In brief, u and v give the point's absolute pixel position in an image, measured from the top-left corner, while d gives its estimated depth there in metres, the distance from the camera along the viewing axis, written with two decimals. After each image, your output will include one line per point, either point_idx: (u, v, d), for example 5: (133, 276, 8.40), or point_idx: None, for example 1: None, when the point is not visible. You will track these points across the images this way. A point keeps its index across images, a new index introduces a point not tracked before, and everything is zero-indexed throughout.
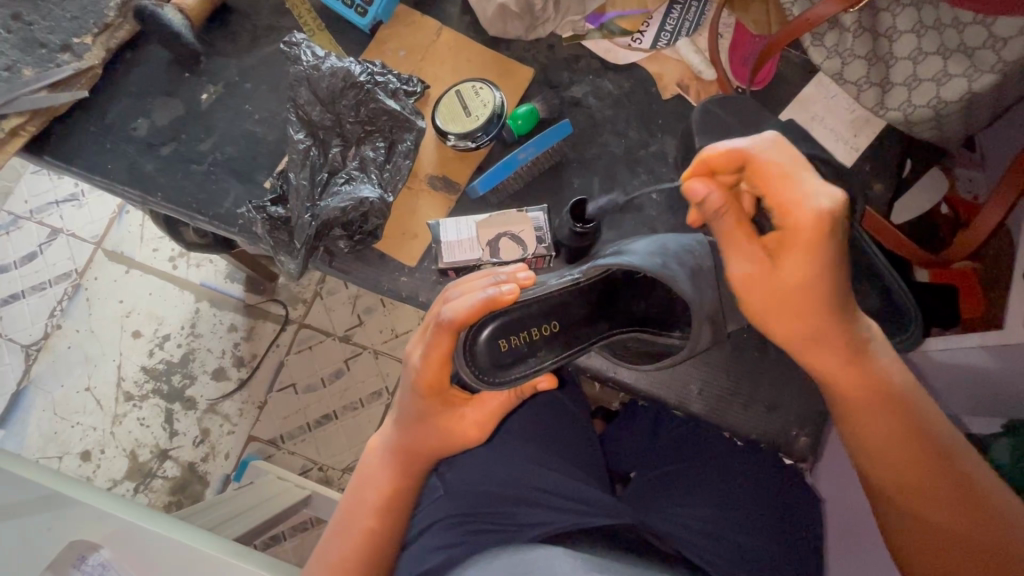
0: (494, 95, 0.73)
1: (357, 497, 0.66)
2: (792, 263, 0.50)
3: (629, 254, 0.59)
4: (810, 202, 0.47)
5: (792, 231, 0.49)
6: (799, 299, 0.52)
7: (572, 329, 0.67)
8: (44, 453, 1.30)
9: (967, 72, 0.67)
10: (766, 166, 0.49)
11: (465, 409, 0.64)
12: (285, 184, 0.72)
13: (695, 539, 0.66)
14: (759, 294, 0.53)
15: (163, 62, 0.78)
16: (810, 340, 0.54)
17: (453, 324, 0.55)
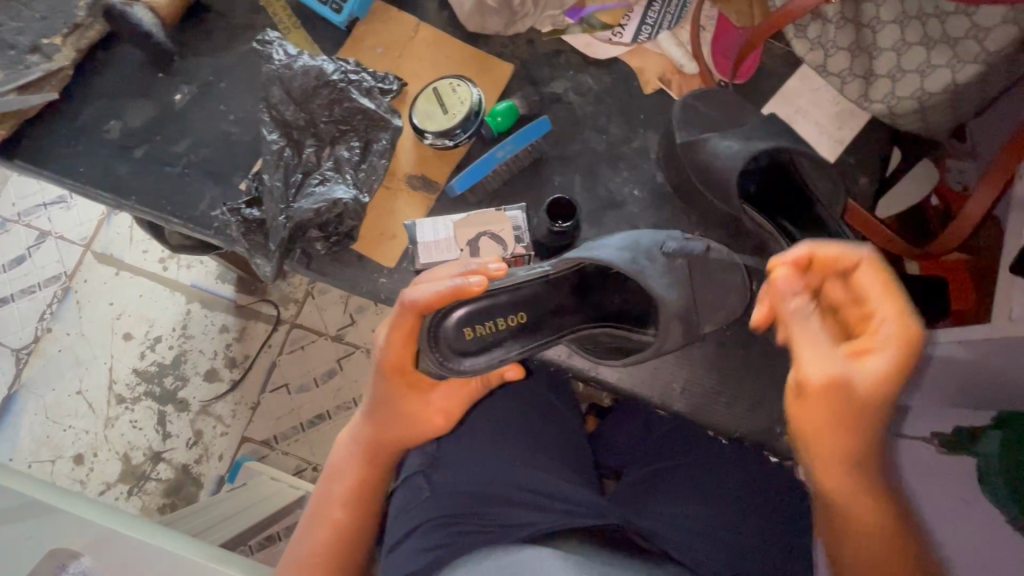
0: (471, 92, 0.72)
1: (328, 489, 0.69)
2: (877, 368, 0.49)
3: (597, 249, 0.62)
4: (908, 319, 0.51)
5: (886, 339, 0.50)
6: (863, 403, 0.49)
7: (541, 322, 0.69)
8: (37, 457, 1.29)
9: (950, 64, 0.66)
10: (864, 279, 0.52)
11: (430, 396, 0.70)
12: (260, 186, 0.72)
13: (681, 538, 0.65)
14: (832, 395, 0.48)
15: (135, 62, 0.77)
16: (850, 442, 0.50)
17: (415, 304, 0.59)
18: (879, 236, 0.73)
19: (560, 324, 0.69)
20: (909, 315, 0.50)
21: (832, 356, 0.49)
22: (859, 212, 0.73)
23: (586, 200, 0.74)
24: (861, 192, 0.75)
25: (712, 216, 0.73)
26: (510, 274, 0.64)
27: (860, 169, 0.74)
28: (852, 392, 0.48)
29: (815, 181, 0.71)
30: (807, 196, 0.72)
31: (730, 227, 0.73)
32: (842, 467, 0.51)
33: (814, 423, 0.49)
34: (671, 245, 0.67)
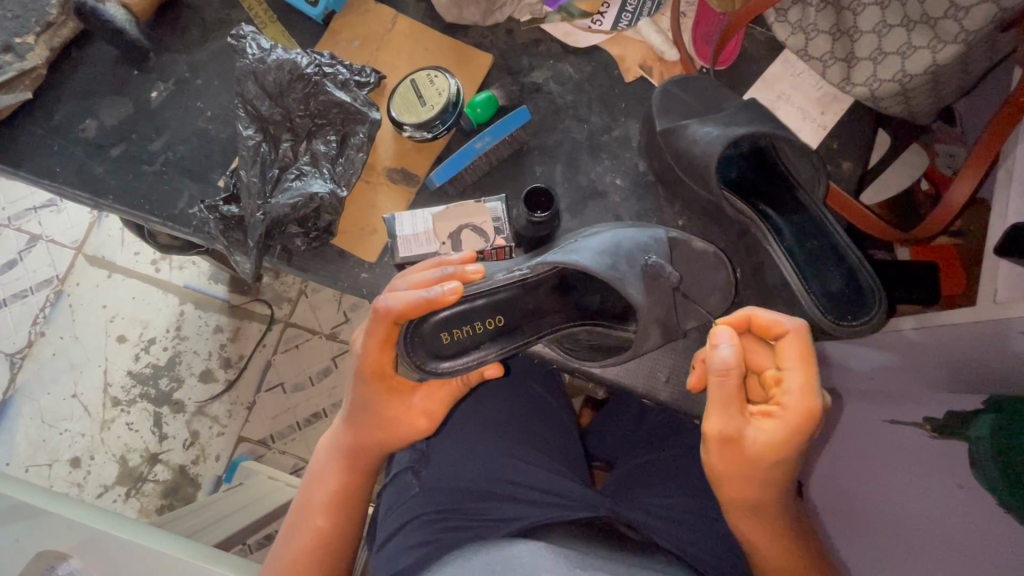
0: (449, 83, 0.71)
1: (308, 496, 0.66)
2: (770, 435, 0.50)
3: (576, 251, 0.62)
4: (817, 398, 0.50)
5: (790, 414, 0.50)
6: (759, 465, 0.51)
7: (521, 323, 0.69)
8: (33, 461, 1.29)
9: (931, 44, 0.65)
10: (788, 350, 0.52)
11: (412, 398, 0.64)
12: (237, 183, 0.71)
13: (672, 530, 0.64)
14: (725, 449, 0.50)
15: (110, 60, 0.76)
16: (750, 493, 0.52)
17: (392, 314, 0.56)
18: (859, 217, 0.73)
19: (539, 323, 0.69)
20: (816, 396, 0.50)
21: (732, 418, 0.50)
22: (841, 197, 0.73)
23: (568, 191, 0.73)
24: (845, 176, 0.74)
25: (694, 204, 0.72)
26: (488, 277, 0.64)
27: (842, 154, 0.73)
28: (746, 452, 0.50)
29: (795, 165, 0.71)
30: (788, 182, 0.73)
31: (713, 215, 0.73)
32: (742, 514, 0.54)
33: (714, 469, 0.52)
34: (651, 243, 0.66)
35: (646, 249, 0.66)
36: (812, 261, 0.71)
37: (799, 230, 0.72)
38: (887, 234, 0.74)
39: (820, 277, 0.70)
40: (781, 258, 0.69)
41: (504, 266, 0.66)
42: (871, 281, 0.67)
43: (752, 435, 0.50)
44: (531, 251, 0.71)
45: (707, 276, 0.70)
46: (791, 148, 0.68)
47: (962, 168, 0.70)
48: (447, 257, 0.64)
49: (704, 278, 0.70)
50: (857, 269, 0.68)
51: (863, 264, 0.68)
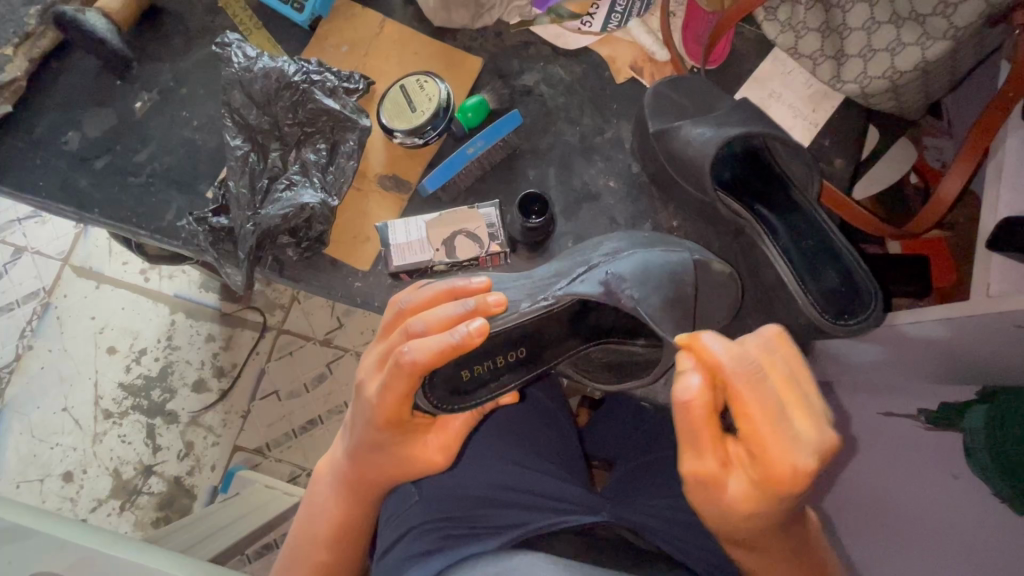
0: (439, 88, 0.70)
1: (308, 528, 0.65)
2: (750, 490, 0.42)
3: (609, 282, 0.58)
4: (800, 453, 0.40)
5: (760, 466, 0.41)
6: (741, 516, 0.43)
7: (541, 352, 0.68)
8: (24, 477, 1.27)
9: (920, 41, 0.65)
10: (749, 402, 0.41)
11: (427, 436, 0.61)
12: (226, 194, 0.70)
13: (673, 530, 0.64)
14: (704, 497, 0.44)
15: (91, 70, 0.75)
16: (738, 532, 0.46)
17: (413, 366, 0.51)
18: (852, 214, 0.73)
19: (557, 347, 0.69)
20: (792, 453, 0.40)
21: (708, 465, 0.42)
22: (835, 194, 0.73)
23: (560, 194, 0.73)
24: (837, 173, 0.74)
25: (689, 205, 0.72)
26: (512, 308, 0.61)
27: (835, 151, 0.73)
28: (723, 503, 0.43)
29: (790, 167, 0.70)
30: (781, 181, 0.73)
31: (707, 217, 0.72)
32: (735, 544, 0.49)
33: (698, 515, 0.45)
34: (674, 263, 0.63)
35: (669, 269, 0.63)
36: (816, 262, 0.71)
37: (801, 231, 0.72)
38: (881, 231, 0.74)
39: (817, 277, 0.70)
40: (779, 259, 0.68)
41: (525, 292, 0.63)
42: (866, 279, 0.67)
43: (728, 484, 0.43)
44: (552, 269, 0.66)
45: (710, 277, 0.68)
46: (789, 148, 0.68)
47: (953, 163, 0.71)
48: (459, 284, 0.58)
49: (709, 288, 0.68)
50: (858, 274, 0.68)
51: (865, 270, 0.67)
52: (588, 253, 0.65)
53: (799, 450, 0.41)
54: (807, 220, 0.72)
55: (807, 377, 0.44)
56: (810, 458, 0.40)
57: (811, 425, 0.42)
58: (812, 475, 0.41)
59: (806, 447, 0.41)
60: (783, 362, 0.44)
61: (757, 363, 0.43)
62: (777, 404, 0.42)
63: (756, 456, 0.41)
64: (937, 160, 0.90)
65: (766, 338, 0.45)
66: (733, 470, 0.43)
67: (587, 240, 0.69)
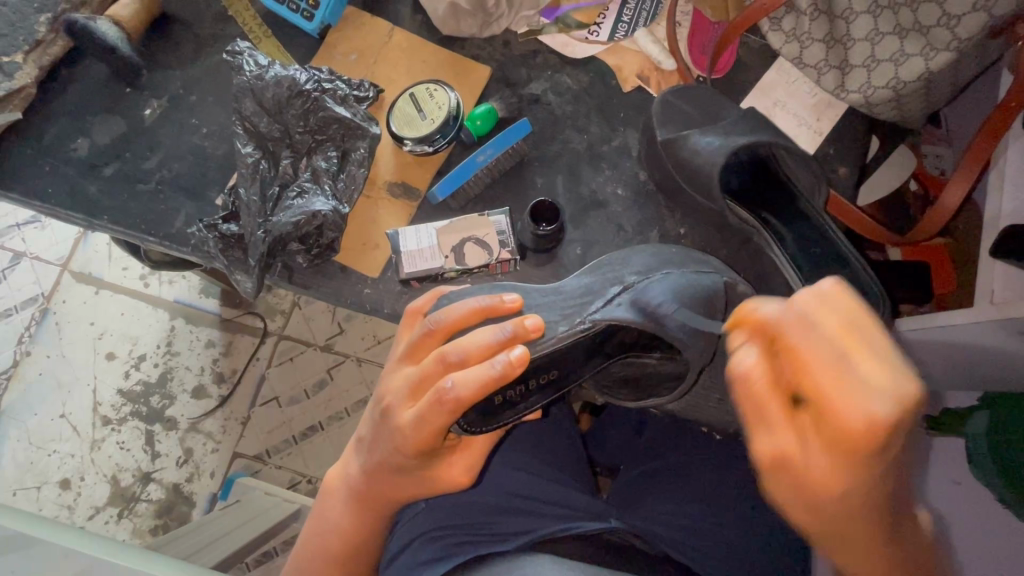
0: (449, 96, 0.71)
1: (318, 544, 0.63)
2: (837, 470, 0.35)
3: (645, 310, 0.60)
4: (874, 402, 0.33)
5: (831, 431, 0.34)
6: (829, 500, 0.37)
7: (571, 373, 0.66)
8: (21, 484, 1.26)
9: (923, 51, 0.66)
10: (810, 358, 0.35)
11: (453, 456, 0.59)
12: (235, 201, 0.70)
13: (680, 536, 0.65)
14: (785, 482, 0.38)
15: (100, 77, 0.75)
16: (832, 526, 0.40)
17: (458, 402, 0.50)
18: (857, 221, 0.74)
19: (584, 368, 0.66)
20: (861, 403, 0.33)
21: (784, 442, 0.37)
22: (840, 203, 0.74)
23: (568, 202, 0.73)
24: (841, 181, 0.74)
25: (696, 213, 0.72)
26: (551, 334, 0.61)
27: (840, 160, 0.74)
28: (807, 487, 0.37)
29: (795, 174, 0.71)
30: (790, 192, 0.73)
31: (715, 225, 0.72)
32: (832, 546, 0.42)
33: (780, 505, 0.39)
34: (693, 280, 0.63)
35: (695, 286, 0.63)
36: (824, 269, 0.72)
37: (806, 240, 0.73)
38: (883, 237, 0.75)
39: (822, 285, 0.72)
40: (787, 266, 0.69)
41: (560, 312, 0.63)
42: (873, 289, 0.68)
43: (806, 461, 0.37)
44: (582, 282, 0.66)
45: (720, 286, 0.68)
46: (795, 158, 0.67)
47: (956, 172, 0.71)
48: (490, 304, 0.58)
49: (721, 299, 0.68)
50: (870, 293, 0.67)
51: (877, 291, 0.67)
52: (618, 268, 0.66)
53: (871, 399, 0.33)
54: (820, 232, 0.72)
55: (875, 322, 0.36)
56: (888, 409, 0.33)
57: (884, 371, 0.34)
58: (898, 431, 0.33)
59: (887, 401, 0.33)
60: (841, 310, 0.36)
61: (812, 319, 0.36)
62: (833, 350, 0.35)
63: (817, 408, 0.35)
64: (936, 167, 0.91)
65: (822, 289, 0.38)
66: (805, 443, 0.36)
67: (613, 252, 0.68)
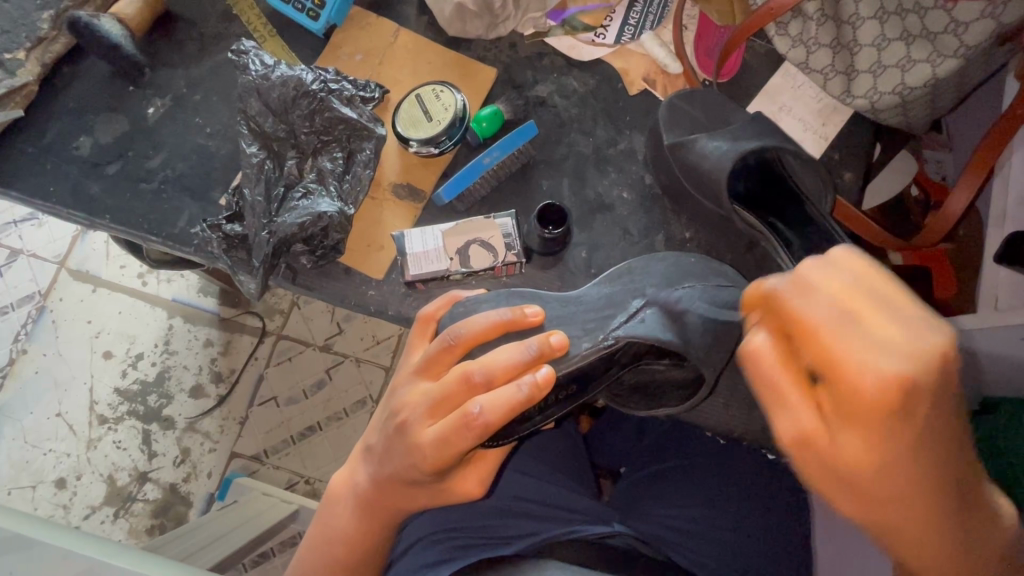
0: (455, 98, 0.71)
1: (324, 553, 0.63)
2: (867, 441, 0.35)
3: (669, 327, 0.60)
4: (884, 359, 0.33)
5: (844, 397, 0.34)
6: (867, 479, 0.36)
7: (588, 386, 0.65)
8: (16, 483, 1.25)
9: (930, 58, 0.67)
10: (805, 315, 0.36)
11: (466, 470, 0.58)
12: (239, 201, 0.70)
13: (679, 539, 0.66)
14: (816, 464, 0.37)
15: (103, 75, 0.74)
16: (880, 513, 0.38)
17: (486, 427, 0.50)
18: (865, 228, 0.75)
19: (602, 379, 0.66)
20: (866, 359, 0.33)
21: (803, 421, 0.36)
22: (846, 208, 0.74)
23: (575, 205, 0.73)
24: (846, 186, 0.74)
25: (702, 216, 0.72)
26: (574, 351, 0.61)
27: (845, 165, 0.74)
28: (841, 466, 0.36)
29: (802, 177, 0.71)
30: (796, 197, 0.73)
31: (721, 229, 0.72)
32: (890, 539, 0.40)
33: (820, 491, 0.38)
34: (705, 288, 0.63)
35: (707, 292, 0.63)
36: None
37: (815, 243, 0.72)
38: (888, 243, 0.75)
39: None
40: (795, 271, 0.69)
41: (582, 327, 0.63)
42: None
43: (838, 440, 0.36)
44: (603, 292, 0.65)
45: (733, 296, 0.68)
46: (802, 161, 0.68)
47: (961, 177, 0.71)
48: (512, 317, 0.58)
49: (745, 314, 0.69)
50: None
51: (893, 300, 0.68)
52: (639, 278, 0.66)
53: (875, 354, 0.34)
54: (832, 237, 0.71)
55: (885, 286, 0.36)
56: (893, 364, 0.33)
57: (898, 329, 0.34)
58: (910, 387, 0.33)
59: (895, 355, 0.33)
60: (847, 276, 0.37)
61: (815, 285, 0.37)
62: (841, 314, 0.35)
63: (825, 375, 0.35)
64: (938, 173, 0.92)
65: (832, 258, 0.38)
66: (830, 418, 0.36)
67: (635, 259, 0.68)
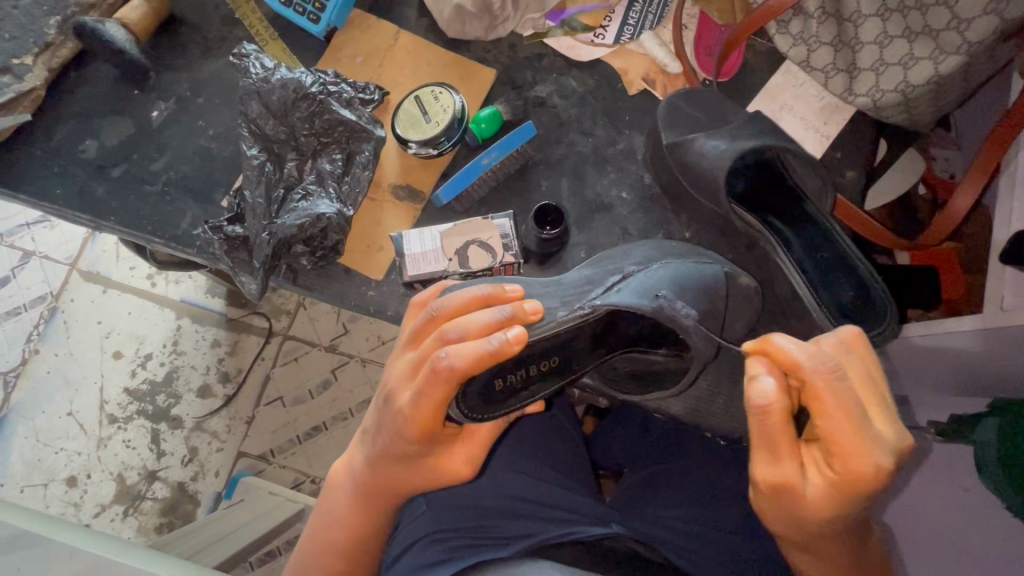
0: (454, 100, 0.71)
1: (321, 537, 0.65)
2: (827, 495, 0.44)
3: (650, 292, 0.59)
4: (881, 454, 0.43)
5: (840, 467, 0.43)
6: (814, 517, 0.46)
7: (572, 361, 0.65)
8: (28, 481, 1.27)
9: (933, 55, 0.66)
10: (828, 403, 0.42)
11: (454, 446, 0.60)
12: (241, 203, 0.70)
13: (685, 541, 0.65)
14: (777, 499, 0.45)
15: (109, 80, 0.76)
16: (807, 532, 0.48)
17: (453, 373, 0.49)
18: (869, 228, 0.74)
19: (586, 358, 0.65)
20: (873, 450, 0.42)
21: (786, 471, 0.44)
22: (847, 207, 0.74)
23: (573, 205, 0.73)
24: (849, 185, 0.74)
25: (701, 216, 0.71)
26: (550, 317, 0.60)
27: (847, 163, 0.73)
28: (797, 505, 0.45)
29: (804, 178, 0.71)
30: (793, 193, 0.74)
31: (720, 229, 0.72)
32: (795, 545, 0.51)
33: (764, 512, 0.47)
34: (694, 270, 0.64)
35: (692, 273, 0.64)
36: (829, 273, 0.72)
37: (807, 240, 0.73)
38: (892, 242, 0.74)
39: (832, 291, 0.72)
40: (794, 271, 0.69)
41: (560, 300, 0.62)
42: (880, 290, 0.68)
43: (804, 486, 0.45)
44: (583, 274, 0.65)
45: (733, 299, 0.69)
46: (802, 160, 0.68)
47: (964, 178, 0.70)
48: (492, 292, 0.57)
49: (738, 306, 0.70)
50: (875, 292, 0.69)
51: (881, 287, 0.68)
52: (617, 260, 0.66)
53: (878, 449, 0.43)
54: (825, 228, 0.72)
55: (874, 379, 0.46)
56: (883, 455, 0.43)
57: (884, 424, 0.44)
58: (887, 473, 0.43)
59: (882, 447, 0.43)
60: (857, 367, 0.45)
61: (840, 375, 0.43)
62: (857, 405, 0.43)
63: (830, 445, 0.43)
64: (945, 171, 0.90)
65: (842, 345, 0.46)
66: (809, 473, 0.45)
67: (614, 247, 0.69)
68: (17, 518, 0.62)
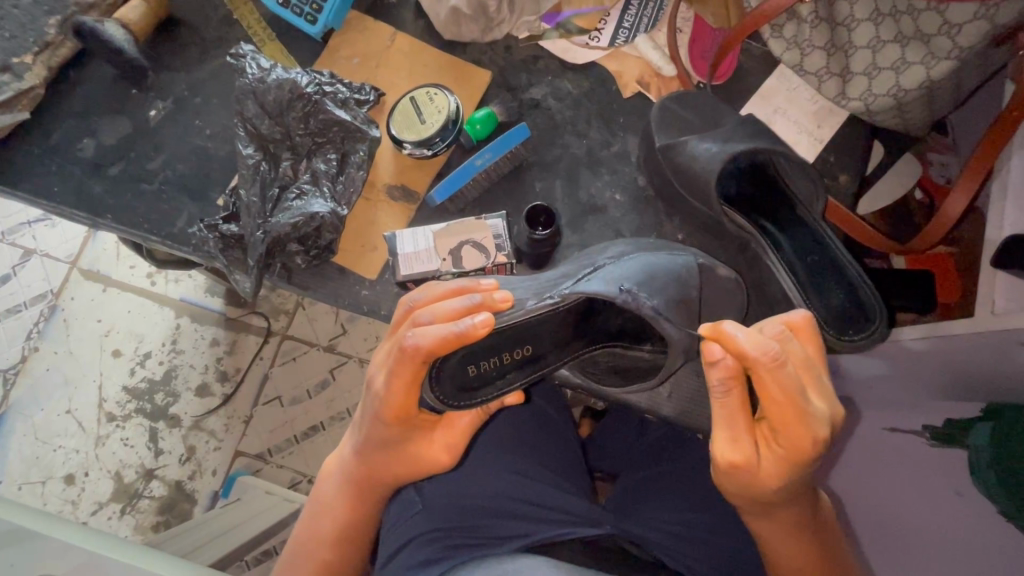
0: (448, 101, 0.71)
1: (313, 527, 0.67)
2: (778, 467, 0.49)
3: (618, 281, 0.59)
4: (819, 427, 0.47)
5: (784, 440, 0.48)
6: (769, 488, 0.51)
7: (545, 351, 0.66)
8: (27, 478, 1.27)
9: (925, 60, 0.66)
10: (771, 388, 0.46)
11: (433, 433, 0.63)
12: (237, 202, 0.71)
13: (677, 543, 0.65)
14: (734, 473, 0.50)
15: (107, 79, 0.76)
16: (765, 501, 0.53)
17: (418, 352, 0.52)
18: (858, 231, 0.74)
19: (558, 349, 0.66)
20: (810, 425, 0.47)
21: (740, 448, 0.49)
22: (840, 210, 0.73)
23: (567, 207, 0.73)
24: (842, 189, 0.74)
25: (693, 218, 0.72)
26: (518, 306, 0.60)
27: (840, 167, 0.73)
28: (754, 478, 0.50)
29: (794, 181, 0.70)
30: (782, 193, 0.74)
31: (712, 232, 0.73)
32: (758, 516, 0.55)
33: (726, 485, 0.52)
34: (672, 264, 0.65)
35: (670, 268, 0.64)
36: (819, 274, 0.73)
37: (790, 241, 0.74)
38: (881, 245, 0.75)
39: (823, 294, 0.72)
40: (782, 272, 0.71)
41: (531, 291, 0.63)
42: (871, 295, 0.69)
43: (759, 461, 0.49)
44: (559, 272, 0.66)
45: (724, 300, 0.69)
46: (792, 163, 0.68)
47: (958, 180, 0.71)
48: (467, 284, 0.59)
49: (717, 296, 0.68)
50: (864, 292, 0.69)
51: (872, 291, 0.69)
52: (593, 256, 0.66)
53: (816, 423, 0.47)
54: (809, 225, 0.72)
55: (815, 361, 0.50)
56: (819, 428, 0.47)
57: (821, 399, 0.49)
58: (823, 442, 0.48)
59: (822, 421, 0.48)
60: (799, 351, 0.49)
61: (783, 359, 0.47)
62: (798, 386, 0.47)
63: (774, 421, 0.48)
64: (941, 175, 0.90)
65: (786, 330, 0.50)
66: (761, 450, 0.50)
67: (595, 246, 0.70)
68: (12, 513, 0.62)
